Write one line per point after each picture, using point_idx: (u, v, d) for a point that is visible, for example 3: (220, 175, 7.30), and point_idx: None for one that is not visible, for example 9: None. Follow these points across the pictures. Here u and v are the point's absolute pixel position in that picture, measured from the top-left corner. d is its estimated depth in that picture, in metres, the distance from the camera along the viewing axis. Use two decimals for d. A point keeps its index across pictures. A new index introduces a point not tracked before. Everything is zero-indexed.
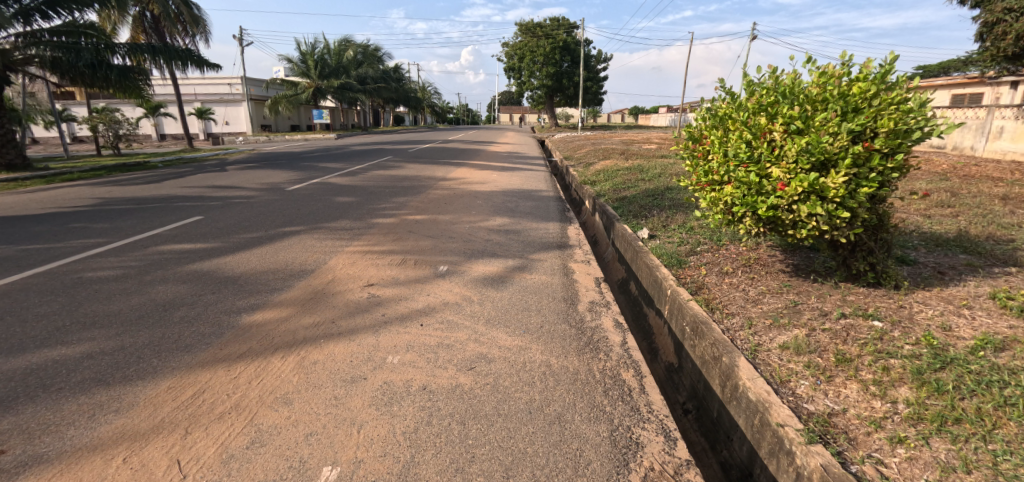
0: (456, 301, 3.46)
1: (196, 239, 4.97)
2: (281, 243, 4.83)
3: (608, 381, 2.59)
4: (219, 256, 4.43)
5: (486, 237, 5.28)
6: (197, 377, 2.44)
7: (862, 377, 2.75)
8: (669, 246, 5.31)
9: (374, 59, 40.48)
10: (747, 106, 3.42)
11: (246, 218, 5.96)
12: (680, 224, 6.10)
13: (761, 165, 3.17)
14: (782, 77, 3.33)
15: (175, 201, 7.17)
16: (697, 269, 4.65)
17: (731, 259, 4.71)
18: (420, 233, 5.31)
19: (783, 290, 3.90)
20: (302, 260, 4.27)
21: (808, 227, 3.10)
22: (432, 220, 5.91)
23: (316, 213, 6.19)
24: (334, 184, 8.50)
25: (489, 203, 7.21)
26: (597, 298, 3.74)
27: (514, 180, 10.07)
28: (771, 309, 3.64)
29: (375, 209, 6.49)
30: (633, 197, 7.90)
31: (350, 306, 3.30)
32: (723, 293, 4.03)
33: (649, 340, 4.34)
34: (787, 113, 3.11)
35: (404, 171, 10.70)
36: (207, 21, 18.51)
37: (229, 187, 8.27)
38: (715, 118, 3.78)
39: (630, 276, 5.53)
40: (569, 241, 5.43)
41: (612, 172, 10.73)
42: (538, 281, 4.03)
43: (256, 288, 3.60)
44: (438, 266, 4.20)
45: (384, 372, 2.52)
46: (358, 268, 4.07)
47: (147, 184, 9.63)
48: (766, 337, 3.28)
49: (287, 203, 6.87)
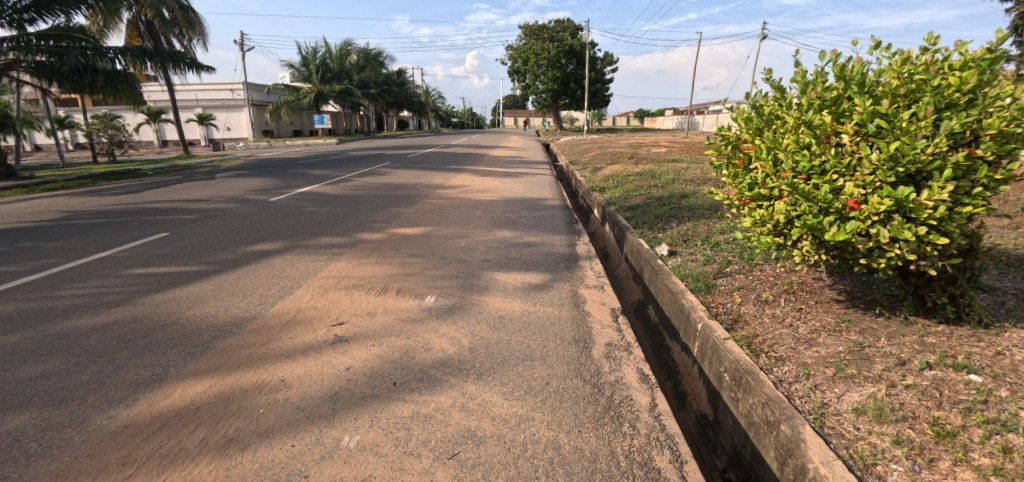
0: (442, 348, 2.80)
1: (152, 260, 4.34)
2: (248, 265, 4.17)
3: (637, 475, 1.91)
4: (172, 283, 3.80)
5: (484, 255, 4.59)
6: (78, 476, 1.82)
7: (978, 463, 2.02)
8: (693, 267, 4.62)
9: (376, 63, 39.97)
10: (803, 104, 2.76)
11: (217, 233, 5.34)
12: (704, 237, 5.39)
13: (826, 177, 2.48)
14: (847, 67, 2.65)
15: (146, 214, 6.57)
16: (728, 295, 3.96)
17: (768, 284, 4.01)
18: (408, 252, 4.63)
19: (841, 327, 3.20)
20: (266, 291, 3.63)
21: (890, 255, 2.40)
22: (423, 235, 5.22)
23: (294, 227, 5.54)
24: (323, 193, 7.89)
25: (489, 214, 6.52)
26: (615, 340, 3.07)
27: (517, 187, 9.38)
28: (830, 354, 2.95)
29: (362, 222, 5.83)
30: (647, 206, 7.19)
31: (310, 358, 2.68)
32: (766, 330, 3.34)
33: (675, 381, 3.66)
34: (861, 109, 2.43)
35: (400, 178, 10.08)
36: (204, 25, 18.06)
37: (209, 198, 7.68)
38: (758, 119, 3.10)
39: (647, 298, 4.86)
40: (578, 258, 4.74)
41: (622, 177, 10.03)
42: (544, 316, 3.35)
43: (200, 333, 2.99)
44: (424, 296, 3.53)
45: (333, 464, 1.88)
46: (331, 301, 3.44)
47: (128, 194, 9.06)
48: (833, 395, 2.59)
49: (266, 216, 6.24)
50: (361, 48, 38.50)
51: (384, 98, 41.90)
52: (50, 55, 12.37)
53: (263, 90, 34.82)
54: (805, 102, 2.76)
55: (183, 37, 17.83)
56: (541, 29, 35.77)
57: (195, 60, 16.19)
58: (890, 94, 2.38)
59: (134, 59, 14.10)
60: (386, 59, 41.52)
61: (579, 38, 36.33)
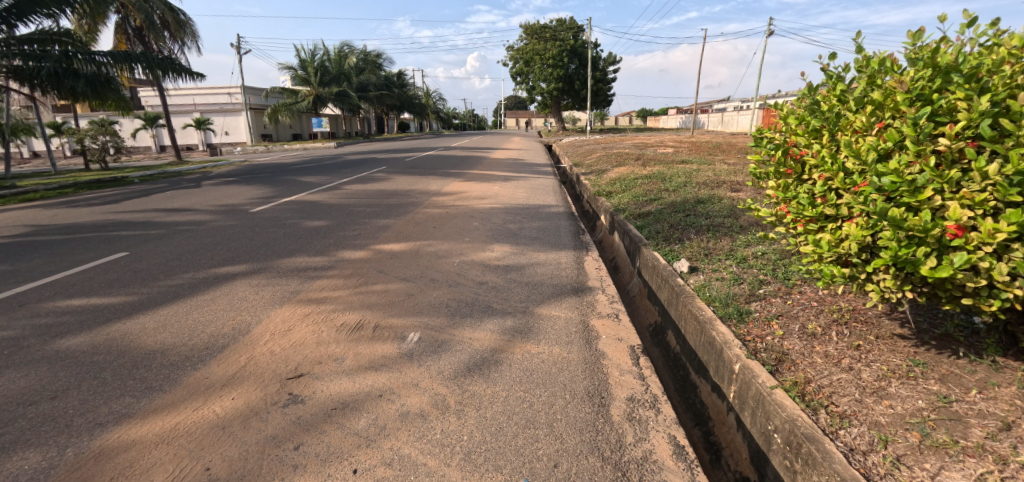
0: (421, 412, 2.22)
1: (96, 288, 3.75)
2: (204, 294, 3.58)
3: None
4: (109, 318, 3.20)
5: (479, 278, 3.99)
6: None
7: None
8: (719, 288, 4.02)
9: (375, 65, 39.35)
10: (876, 99, 2.19)
11: (183, 251, 4.78)
12: (727, 251, 4.80)
13: (921, 193, 1.88)
14: (939, 51, 2.06)
15: (113, 229, 5.99)
16: (766, 325, 3.36)
17: (813, 311, 3.41)
18: (392, 273, 4.05)
19: (916, 373, 2.60)
20: (217, 328, 3.03)
21: (1008, 296, 1.82)
22: (412, 253, 4.63)
23: (270, 243, 4.97)
24: (309, 203, 7.32)
25: (487, 225, 5.93)
26: (638, 393, 2.48)
27: (519, 193, 8.79)
28: (909, 411, 2.35)
29: (346, 237, 5.26)
30: (659, 213, 6.61)
31: (250, 430, 2.09)
32: (821, 374, 2.75)
33: (704, 429, 3.11)
34: (966, 106, 1.84)
35: (394, 184, 9.54)
36: (194, 26, 17.45)
37: (187, 209, 7.13)
38: (814, 120, 2.51)
39: (665, 321, 4.30)
40: (588, 278, 4.15)
41: (629, 181, 9.44)
42: (549, 360, 2.75)
43: (122, 392, 2.39)
44: (405, 335, 2.95)
45: None
46: (294, 339, 2.87)
47: (104, 204, 8.49)
48: (926, 477, 2.00)
49: (243, 230, 5.68)
50: (360, 50, 37.85)
51: (384, 100, 41.27)
52: (29, 60, 11.87)
53: (260, 94, 34.30)
54: (878, 96, 2.20)
55: (173, 40, 17.23)
56: (543, 28, 35.01)
57: (184, 64, 15.67)
58: (1008, 85, 1.79)
59: (120, 63, 13.60)
60: (385, 62, 40.93)
61: (581, 38, 35.68)
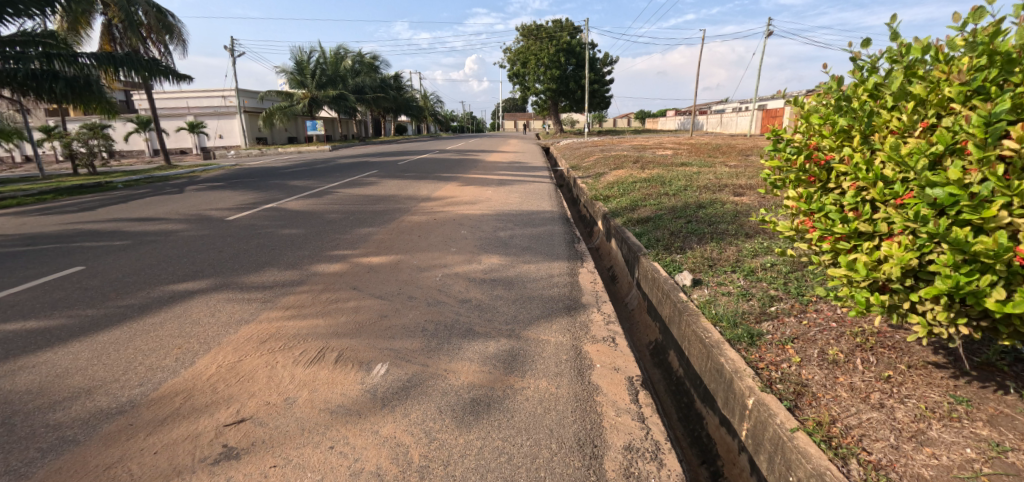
0: (377, 469, 1.85)
1: (35, 309, 3.35)
2: (152, 316, 3.20)
3: None
4: (39, 346, 2.82)
5: (462, 295, 3.62)
6: None
7: None
8: (726, 305, 3.66)
9: (371, 68, 39.01)
10: (919, 94, 1.86)
11: (143, 264, 4.40)
12: (733, 262, 4.43)
13: (987, 208, 1.54)
14: (997, 37, 1.71)
15: (77, 239, 5.61)
16: (781, 350, 3.00)
17: (832, 334, 3.06)
18: (367, 289, 3.67)
19: (959, 414, 2.25)
20: (158, 360, 2.64)
21: None
22: (392, 266, 4.25)
23: (240, 255, 4.60)
24: (291, 209, 6.95)
25: (476, 234, 5.56)
26: (637, 441, 2.11)
27: (512, 197, 8.45)
28: (957, 463, 2.00)
29: (323, 248, 4.89)
30: (659, 219, 6.26)
31: None
32: (847, 413, 2.41)
33: (713, 469, 2.76)
34: None
35: (383, 189, 9.18)
36: (181, 29, 17.15)
37: (162, 217, 6.77)
38: (840, 119, 2.16)
39: (666, 340, 3.95)
40: (583, 294, 3.79)
41: (627, 184, 9.09)
42: (535, 397, 2.38)
43: (27, 444, 2.00)
44: (371, 366, 2.57)
45: None
46: (244, 372, 2.50)
47: (78, 211, 8.07)
48: None
49: (213, 240, 5.30)
50: (356, 53, 37.52)
51: (380, 102, 40.86)
52: (7, 61, 11.47)
53: (255, 96, 33.95)
54: (920, 90, 1.87)
55: (159, 43, 16.90)
56: (539, 29, 34.78)
57: (170, 67, 15.33)
58: None
59: (103, 65, 13.22)
60: (382, 65, 40.60)
61: (578, 38, 35.38)
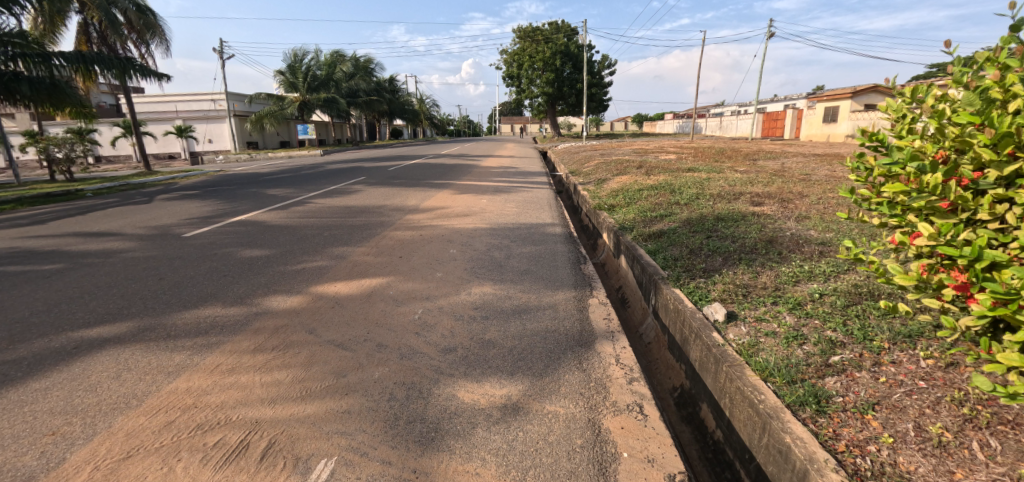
0: None
1: None
2: (38, 379, 2.45)
3: None
4: None
5: (444, 342, 2.88)
6: None
7: None
8: (775, 351, 2.92)
9: (365, 71, 38.24)
10: None
11: (63, 296, 3.66)
12: (772, 290, 3.72)
13: None
14: None
15: (5, 262, 4.84)
16: (861, 420, 2.29)
17: (926, 399, 2.33)
18: (326, 334, 2.94)
19: None
20: (15, 455, 1.91)
21: None
22: (362, 300, 3.52)
23: (182, 284, 3.86)
24: (260, 223, 6.21)
25: (467, 253, 4.84)
26: None
27: (509, 207, 7.73)
28: None
29: (283, 273, 4.14)
30: (674, 233, 5.55)
31: None
32: None
33: None
34: None
35: (369, 198, 8.46)
36: (163, 29, 16.43)
37: (114, 232, 6.03)
38: (996, 119, 1.45)
39: (696, 387, 3.21)
40: (596, 336, 3.06)
41: (633, 192, 8.39)
42: None
43: None
44: (311, 465, 1.84)
45: None
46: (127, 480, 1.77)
47: (28, 225, 7.29)
48: None
49: (160, 262, 4.56)
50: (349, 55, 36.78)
51: (374, 105, 40.06)
52: None
53: (246, 100, 33.17)
54: None
55: (139, 43, 16.17)
56: (535, 31, 34.16)
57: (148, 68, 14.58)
58: None
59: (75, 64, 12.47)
60: (376, 67, 39.85)
61: (575, 40, 34.74)
